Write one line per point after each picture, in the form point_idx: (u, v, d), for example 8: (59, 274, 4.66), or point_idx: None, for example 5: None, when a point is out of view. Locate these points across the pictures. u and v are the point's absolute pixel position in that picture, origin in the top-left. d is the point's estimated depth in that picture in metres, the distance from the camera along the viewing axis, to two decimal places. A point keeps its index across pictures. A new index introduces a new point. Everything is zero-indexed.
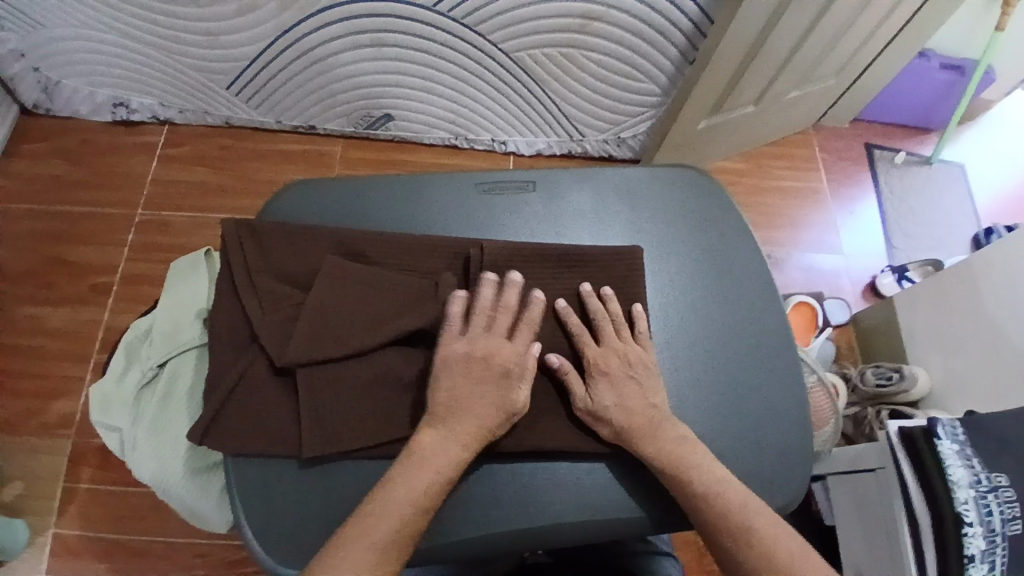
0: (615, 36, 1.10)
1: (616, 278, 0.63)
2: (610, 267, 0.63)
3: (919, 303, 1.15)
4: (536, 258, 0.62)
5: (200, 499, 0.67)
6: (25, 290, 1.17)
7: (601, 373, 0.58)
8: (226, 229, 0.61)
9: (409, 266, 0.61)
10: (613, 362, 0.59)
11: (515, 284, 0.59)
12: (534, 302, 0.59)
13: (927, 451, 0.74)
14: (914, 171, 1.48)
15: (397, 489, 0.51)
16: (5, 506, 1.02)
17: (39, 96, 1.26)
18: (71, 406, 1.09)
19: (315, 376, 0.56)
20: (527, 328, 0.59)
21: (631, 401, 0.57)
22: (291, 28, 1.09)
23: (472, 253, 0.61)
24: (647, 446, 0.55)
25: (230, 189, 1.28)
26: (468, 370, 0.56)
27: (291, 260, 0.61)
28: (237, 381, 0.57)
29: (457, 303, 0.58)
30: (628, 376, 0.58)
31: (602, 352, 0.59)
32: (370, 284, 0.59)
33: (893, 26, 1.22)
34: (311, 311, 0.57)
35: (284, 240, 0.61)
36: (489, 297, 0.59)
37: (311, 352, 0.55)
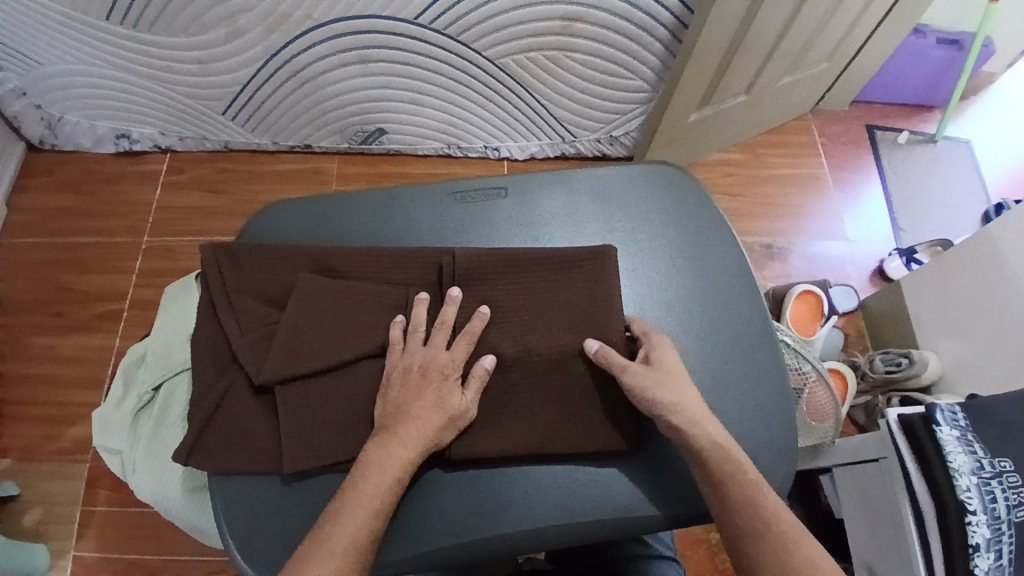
0: (597, 36, 1.10)
1: (587, 276, 0.62)
2: (578, 266, 0.62)
3: (924, 289, 1.12)
4: (507, 264, 0.62)
5: (201, 518, 0.69)
6: (39, 320, 1.22)
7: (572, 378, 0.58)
8: (204, 253, 0.63)
9: (382, 279, 0.62)
10: (665, 356, 0.59)
11: (482, 313, 0.59)
12: (478, 317, 0.59)
13: (927, 438, 0.73)
14: (918, 151, 1.45)
15: (374, 496, 0.52)
16: (27, 531, 1.06)
17: (43, 131, 1.30)
18: (85, 431, 1.13)
19: (292, 392, 0.57)
20: (465, 340, 0.58)
21: (684, 402, 0.57)
22: (278, 50, 1.11)
23: (444, 262, 0.62)
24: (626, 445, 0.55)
25: (230, 211, 1.31)
26: (408, 381, 0.56)
27: (268, 279, 0.62)
28: (223, 395, 0.59)
29: (420, 306, 0.59)
30: (682, 375, 0.59)
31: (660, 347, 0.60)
32: (341, 299, 0.60)
33: (883, 5, 1.20)
34: (285, 330, 0.58)
35: (261, 260, 0.63)
36: (449, 316, 0.59)
37: (289, 369, 0.57)
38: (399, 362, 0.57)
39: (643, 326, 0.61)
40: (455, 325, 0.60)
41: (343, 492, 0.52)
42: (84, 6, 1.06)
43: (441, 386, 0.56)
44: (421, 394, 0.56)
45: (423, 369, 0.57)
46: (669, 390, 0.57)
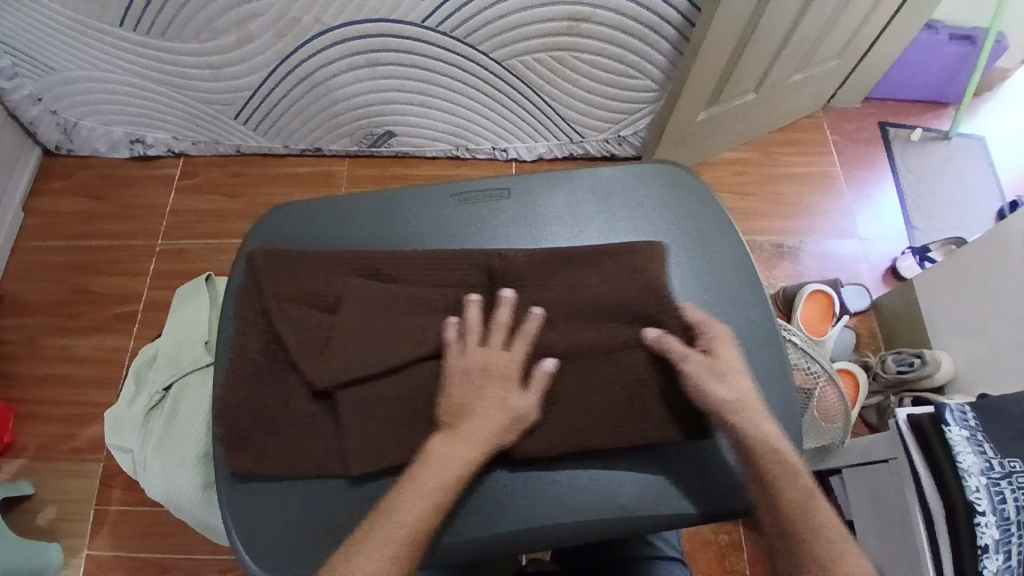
0: (604, 36, 1.10)
1: (636, 270, 0.61)
2: (628, 261, 0.61)
3: (939, 288, 1.10)
4: (559, 262, 0.62)
5: (210, 516, 0.70)
6: (56, 322, 1.24)
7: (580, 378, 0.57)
8: (256, 260, 0.62)
9: (433, 279, 0.61)
10: (720, 348, 0.59)
11: (505, 299, 0.59)
12: (530, 318, 0.58)
13: (936, 439, 0.72)
14: (932, 148, 1.43)
15: (429, 490, 0.53)
16: (42, 528, 1.08)
17: (59, 136, 1.33)
18: (99, 431, 1.15)
19: (354, 395, 0.56)
20: (522, 341, 0.58)
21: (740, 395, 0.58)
22: (288, 55, 1.12)
23: (493, 264, 0.61)
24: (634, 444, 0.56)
25: (241, 214, 1.33)
26: (470, 383, 0.56)
27: (319, 282, 0.61)
28: (287, 399, 0.58)
29: (473, 307, 0.59)
30: (735, 368, 0.59)
31: (716, 339, 0.60)
32: (395, 301, 0.59)
33: (894, 0, 1.19)
34: (342, 333, 0.57)
35: (311, 264, 0.62)
36: (505, 317, 0.59)
37: (347, 371, 0.56)
38: (458, 362, 0.57)
39: (699, 316, 0.60)
40: (511, 325, 0.59)
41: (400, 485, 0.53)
42: (99, 13, 1.09)
43: (503, 387, 0.57)
44: (481, 395, 0.56)
45: (483, 370, 0.57)
46: (726, 385, 0.58)
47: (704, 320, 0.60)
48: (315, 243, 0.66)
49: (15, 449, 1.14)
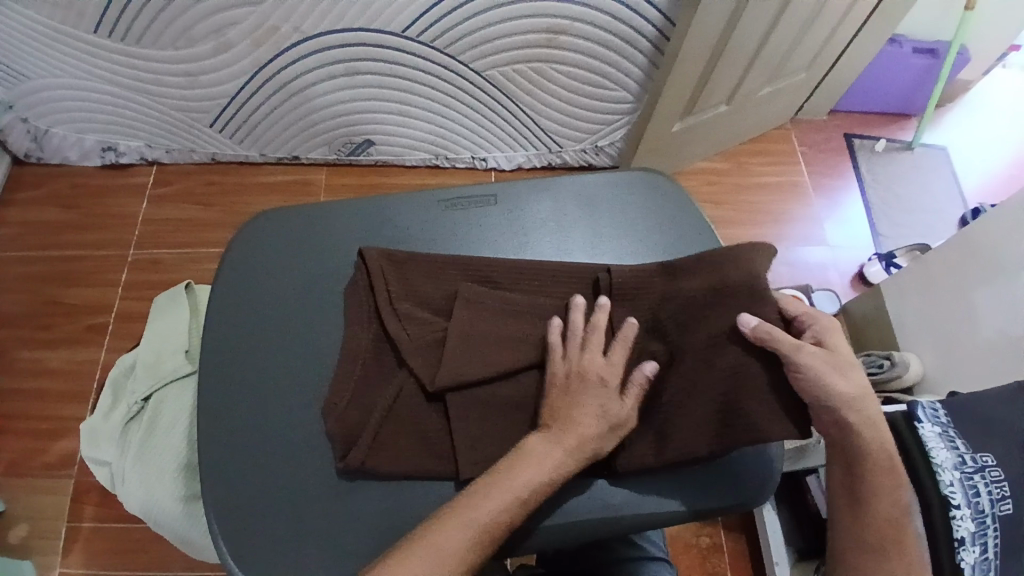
0: (582, 48, 1.12)
1: (737, 272, 0.59)
2: (735, 262, 0.59)
3: (907, 290, 1.15)
4: (661, 272, 0.62)
5: (188, 527, 0.69)
6: (25, 334, 1.20)
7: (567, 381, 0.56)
8: (369, 255, 0.62)
9: (541, 291, 0.63)
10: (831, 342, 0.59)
11: (602, 306, 0.59)
12: (627, 326, 0.58)
13: (909, 436, 0.76)
14: (896, 158, 1.49)
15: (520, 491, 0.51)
16: (11, 548, 1.04)
17: (29, 145, 1.30)
18: (72, 445, 1.12)
19: (463, 400, 0.56)
20: (621, 347, 0.57)
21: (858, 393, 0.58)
22: (267, 63, 1.12)
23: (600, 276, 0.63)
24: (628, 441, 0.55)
25: (218, 223, 1.31)
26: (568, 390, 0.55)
27: (430, 287, 0.62)
28: (391, 403, 0.57)
29: (577, 313, 0.60)
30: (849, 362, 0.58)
31: (826, 330, 0.59)
32: (507, 310, 0.60)
33: (859, 16, 1.24)
34: (457, 336, 0.58)
35: (422, 268, 0.63)
36: (601, 322, 0.59)
37: (459, 374, 0.56)
38: (560, 367, 0.57)
39: (800, 309, 0.61)
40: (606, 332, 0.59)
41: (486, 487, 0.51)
42: (71, 20, 1.07)
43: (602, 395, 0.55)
44: (580, 401, 0.55)
45: (581, 375, 0.56)
46: (844, 380, 0.57)
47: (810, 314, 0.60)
48: (294, 256, 0.65)
49: None
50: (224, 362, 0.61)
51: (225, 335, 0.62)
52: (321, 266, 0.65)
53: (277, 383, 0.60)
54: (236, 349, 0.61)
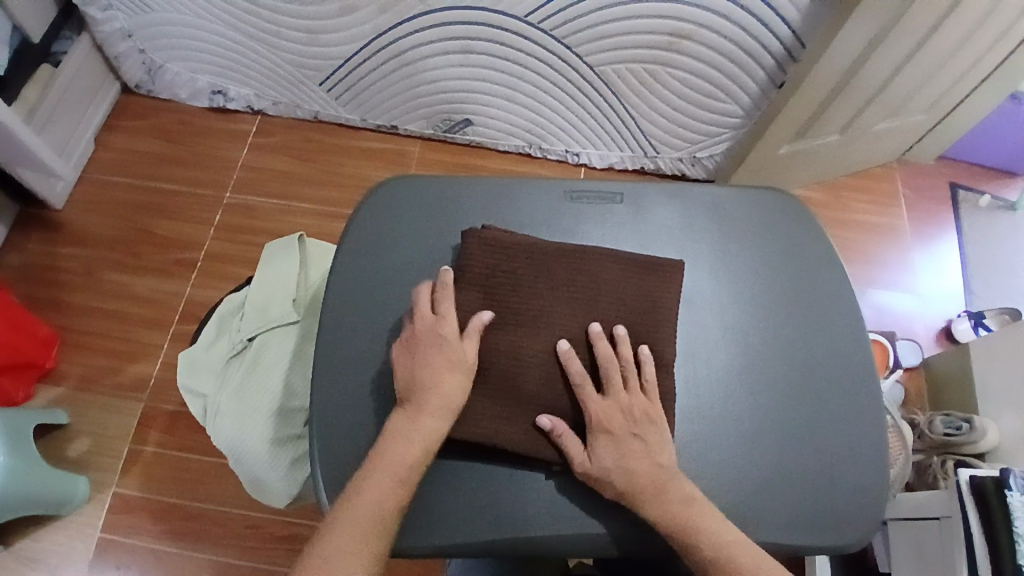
0: (701, 55, 1.10)
1: (650, 280, 0.63)
2: (653, 272, 0.64)
3: (999, 353, 1.07)
4: (650, 302, 0.63)
5: (268, 467, 0.71)
6: (113, 257, 1.25)
7: (602, 431, 0.57)
8: (472, 242, 0.63)
9: (578, 304, 0.62)
10: (616, 418, 0.57)
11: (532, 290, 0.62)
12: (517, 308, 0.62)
13: (996, 504, 0.72)
14: (999, 216, 1.42)
15: (397, 467, 0.54)
16: (74, 459, 1.09)
17: (141, 76, 1.35)
18: (144, 370, 1.16)
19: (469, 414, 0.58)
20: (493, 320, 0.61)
21: (634, 460, 0.55)
22: (387, 30, 1.13)
23: (644, 298, 0.63)
24: (664, 477, 0.55)
25: (311, 179, 1.34)
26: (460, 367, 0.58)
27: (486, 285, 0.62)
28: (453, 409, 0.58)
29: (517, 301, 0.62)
30: (632, 434, 0.57)
31: (604, 405, 0.58)
32: (536, 321, 0.61)
33: (989, 66, 1.18)
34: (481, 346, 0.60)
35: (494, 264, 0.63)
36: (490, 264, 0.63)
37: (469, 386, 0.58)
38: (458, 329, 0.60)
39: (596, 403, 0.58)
40: (500, 271, 0.63)
41: (362, 469, 0.55)
42: None
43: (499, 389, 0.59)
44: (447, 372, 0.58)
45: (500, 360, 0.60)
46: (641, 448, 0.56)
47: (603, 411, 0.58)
48: (430, 230, 0.68)
49: (56, 375, 1.15)
50: (345, 315, 0.64)
51: (345, 293, 0.65)
52: (448, 241, 0.68)
53: (392, 347, 0.63)
54: (362, 308, 0.65)
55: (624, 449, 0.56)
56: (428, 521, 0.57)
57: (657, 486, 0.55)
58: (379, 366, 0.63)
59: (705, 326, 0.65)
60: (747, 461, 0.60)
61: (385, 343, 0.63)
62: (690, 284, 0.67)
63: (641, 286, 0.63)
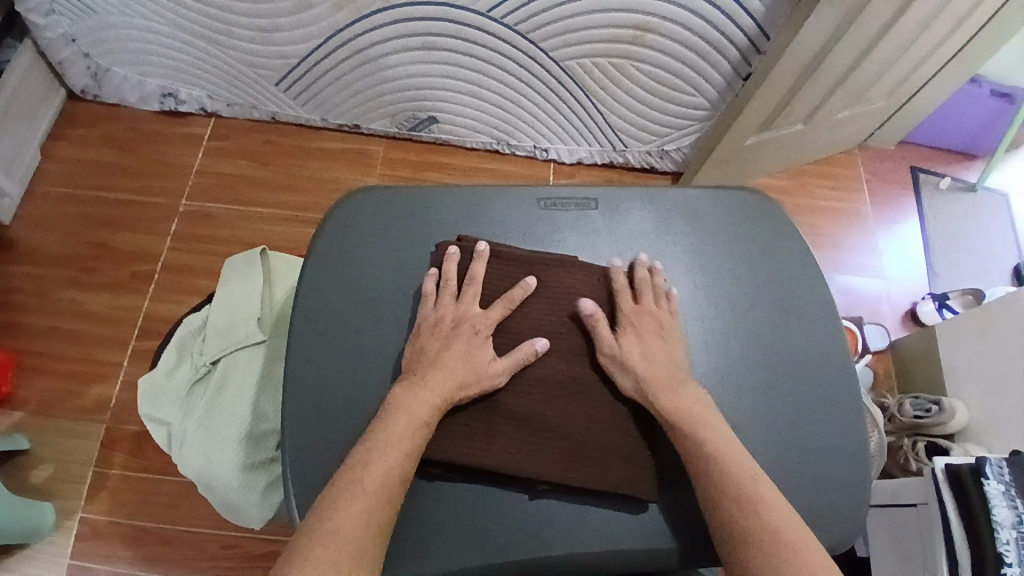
0: (667, 48, 1.08)
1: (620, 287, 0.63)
2: (624, 280, 0.63)
3: (963, 335, 1.09)
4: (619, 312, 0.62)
5: (241, 495, 0.68)
6: (67, 273, 1.19)
7: (630, 327, 0.61)
8: (438, 246, 0.64)
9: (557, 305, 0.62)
10: (644, 322, 0.61)
11: (480, 253, 0.63)
12: (476, 263, 0.63)
13: (975, 494, 0.73)
14: (958, 198, 1.45)
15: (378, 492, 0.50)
16: (35, 488, 1.04)
17: (87, 81, 1.28)
18: (106, 391, 1.11)
19: (455, 433, 0.57)
20: (471, 288, 0.62)
21: (656, 358, 0.59)
22: (344, 27, 1.09)
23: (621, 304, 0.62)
24: (680, 376, 0.59)
25: (274, 183, 1.29)
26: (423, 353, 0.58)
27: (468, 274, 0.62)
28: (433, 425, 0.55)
29: (478, 262, 0.62)
30: (656, 336, 0.61)
31: (635, 310, 0.62)
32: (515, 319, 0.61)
33: (948, 52, 1.19)
34: (449, 316, 0.60)
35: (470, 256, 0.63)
36: (477, 273, 0.62)
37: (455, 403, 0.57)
38: (431, 314, 0.61)
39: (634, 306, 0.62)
40: (484, 283, 0.62)
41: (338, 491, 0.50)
42: None
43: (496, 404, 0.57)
44: (449, 343, 0.59)
45: (454, 322, 0.60)
46: None
47: (639, 310, 0.62)
48: (399, 242, 0.65)
49: (11, 401, 1.09)
50: (315, 337, 0.62)
51: (313, 313, 0.62)
52: (419, 254, 0.65)
53: (367, 368, 0.61)
54: (331, 329, 0.62)
55: (649, 342, 0.60)
56: (410, 549, 0.56)
57: None
58: (354, 389, 0.60)
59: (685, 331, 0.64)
60: None
61: (357, 362, 0.61)
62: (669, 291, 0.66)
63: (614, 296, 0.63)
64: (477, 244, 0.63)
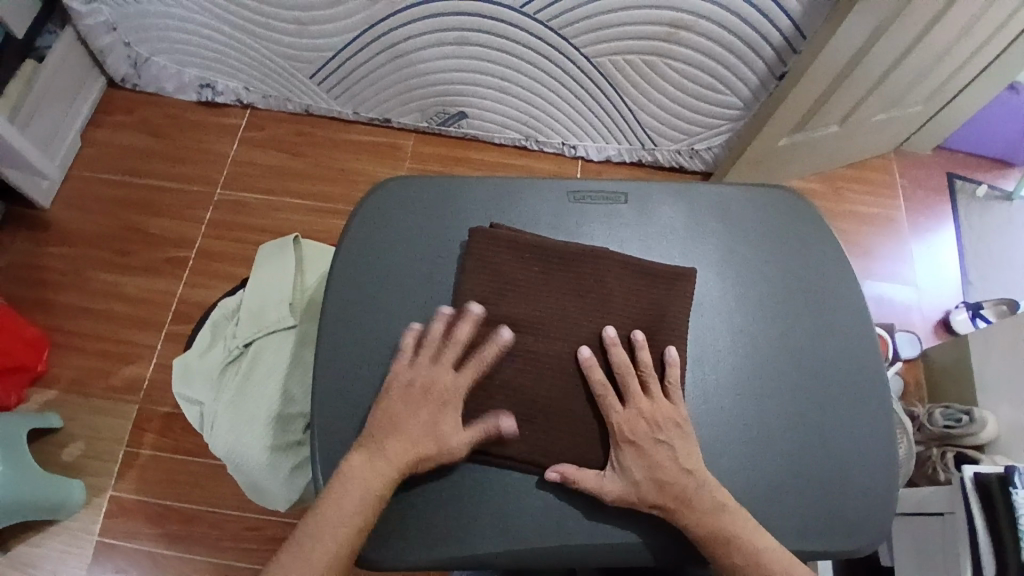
0: (700, 47, 1.08)
1: (654, 285, 0.62)
2: (659, 278, 0.63)
3: (996, 344, 1.07)
4: (652, 311, 0.62)
5: (268, 475, 0.69)
6: (103, 256, 1.22)
7: (628, 442, 0.57)
8: (476, 232, 0.63)
9: (591, 301, 0.61)
10: (640, 428, 0.57)
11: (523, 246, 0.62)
12: (518, 255, 0.62)
13: (1001, 503, 0.71)
14: (996, 206, 1.41)
15: None
16: (66, 463, 1.07)
17: (127, 70, 1.32)
18: (136, 372, 1.14)
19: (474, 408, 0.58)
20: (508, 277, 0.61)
21: (663, 469, 0.55)
22: (379, 21, 1.11)
23: (654, 300, 0.62)
24: (694, 483, 0.55)
25: (305, 174, 1.31)
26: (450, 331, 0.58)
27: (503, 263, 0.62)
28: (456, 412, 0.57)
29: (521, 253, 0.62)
30: (658, 441, 0.56)
31: (627, 416, 0.57)
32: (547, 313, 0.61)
33: (989, 56, 1.16)
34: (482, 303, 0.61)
35: (508, 248, 0.62)
36: (516, 263, 0.62)
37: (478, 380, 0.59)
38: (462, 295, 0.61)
39: (627, 413, 0.57)
40: (524, 274, 0.62)
41: None
42: None
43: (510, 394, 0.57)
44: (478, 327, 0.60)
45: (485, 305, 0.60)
46: (669, 457, 0.56)
47: (634, 419, 0.57)
48: (432, 230, 0.66)
49: (47, 378, 1.13)
50: (344, 322, 0.63)
51: (343, 301, 0.63)
52: (449, 242, 0.66)
53: (393, 354, 0.62)
54: (359, 315, 0.63)
55: (653, 455, 0.56)
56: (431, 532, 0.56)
57: (684, 493, 0.54)
58: (380, 374, 0.61)
59: (712, 328, 0.64)
60: (755, 464, 0.59)
61: (383, 343, 0.62)
62: (699, 288, 0.66)
63: (647, 294, 0.62)
64: (520, 237, 0.63)
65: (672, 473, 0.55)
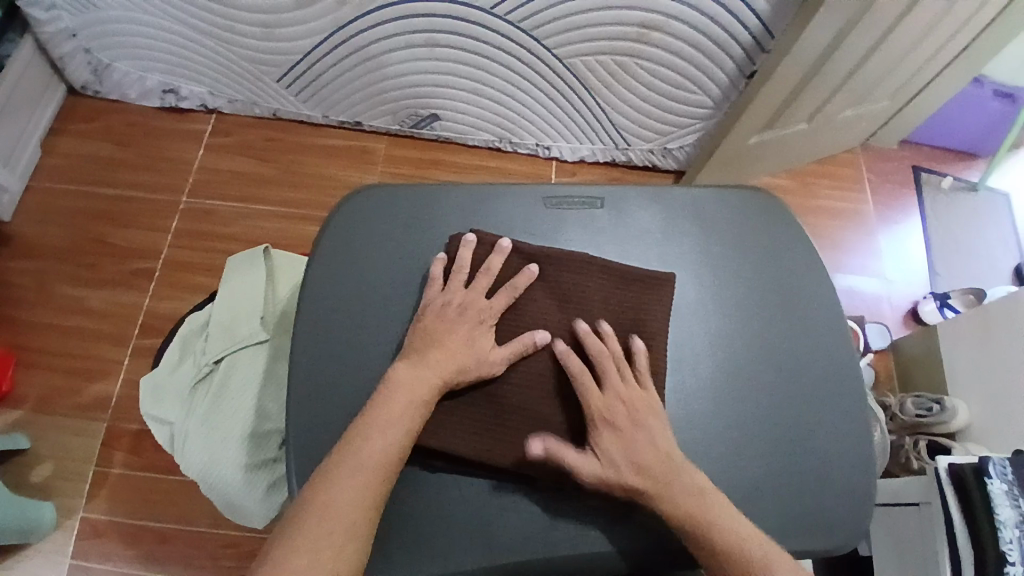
0: (672, 47, 1.08)
1: (633, 291, 0.62)
2: (637, 283, 0.62)
3: (963, 335, 1.10)
4: (632, 317, 0.61)
5: (243, 494, 0.68)
6: (67, 269, 1.19)
7: (606, 425, 0.55)
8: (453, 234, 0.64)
9: (568, 301, 0.61)
10: (618, 410, 0.56)
11: (501, 248, 0.62)
12: (496, 255, 0.62)
13: (976, 493, 0.73)
14: (959, 198, 1.45)
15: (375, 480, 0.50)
16: (34, 485, 1.04)
17: (88, 77, 1.27)
18: (105, 388, 1.10)
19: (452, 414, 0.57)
20: (485, 277, 0.61)
21: (642, 453, 0.54)
22: (347, 24, 1.09)
23: (632, 305, 0.62)
24: (675, 468, 0.54)
25: (275, 180, 1.28)
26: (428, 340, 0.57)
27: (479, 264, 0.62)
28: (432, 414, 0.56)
29: (497, 255, 0.62)
30: (635, 425, 0.55)
31: (604, 398, 0.56)
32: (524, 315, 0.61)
33: (951, 52, 1.19)
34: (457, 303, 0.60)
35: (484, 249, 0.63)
36: (494, 264, 0.61)
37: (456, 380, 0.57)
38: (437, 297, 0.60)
39: (603, 397, 0.56)
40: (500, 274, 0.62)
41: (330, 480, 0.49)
42: None
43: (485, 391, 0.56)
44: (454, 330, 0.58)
45: (461, 307, 0.59)
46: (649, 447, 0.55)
47: (609, 403, 0.56)
48: (405, 240, 0.65)
49: (11, 398, 1.09)
50: (318, 336, 0.61)
51: (316, 313, 0.62)
52: (424, 252, 0.65)
53: (370, 367, 0.60)
54: (334, 328, 0.62)
55: (632, 439, 0.55)
56: (416, 548, 0.55)
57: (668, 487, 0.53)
58: (356, 388, 0.60)
59: (690, 331, 0.64)
60: (736, 466, 0.59)
61: (360, 357, 0.61)
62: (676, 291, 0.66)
63: (625, 300, 0.62)
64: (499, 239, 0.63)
65: (653, 458, 0.54)
